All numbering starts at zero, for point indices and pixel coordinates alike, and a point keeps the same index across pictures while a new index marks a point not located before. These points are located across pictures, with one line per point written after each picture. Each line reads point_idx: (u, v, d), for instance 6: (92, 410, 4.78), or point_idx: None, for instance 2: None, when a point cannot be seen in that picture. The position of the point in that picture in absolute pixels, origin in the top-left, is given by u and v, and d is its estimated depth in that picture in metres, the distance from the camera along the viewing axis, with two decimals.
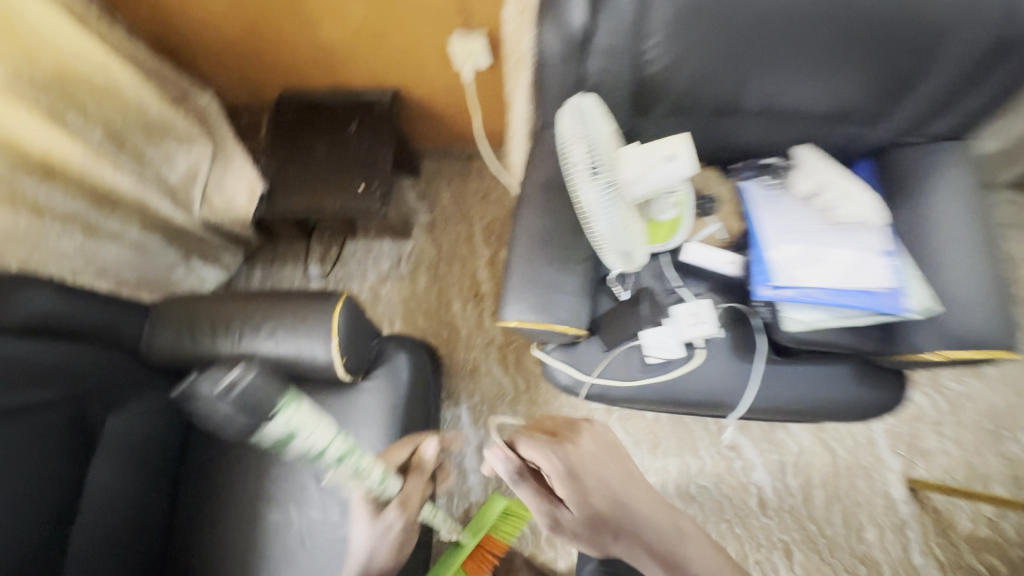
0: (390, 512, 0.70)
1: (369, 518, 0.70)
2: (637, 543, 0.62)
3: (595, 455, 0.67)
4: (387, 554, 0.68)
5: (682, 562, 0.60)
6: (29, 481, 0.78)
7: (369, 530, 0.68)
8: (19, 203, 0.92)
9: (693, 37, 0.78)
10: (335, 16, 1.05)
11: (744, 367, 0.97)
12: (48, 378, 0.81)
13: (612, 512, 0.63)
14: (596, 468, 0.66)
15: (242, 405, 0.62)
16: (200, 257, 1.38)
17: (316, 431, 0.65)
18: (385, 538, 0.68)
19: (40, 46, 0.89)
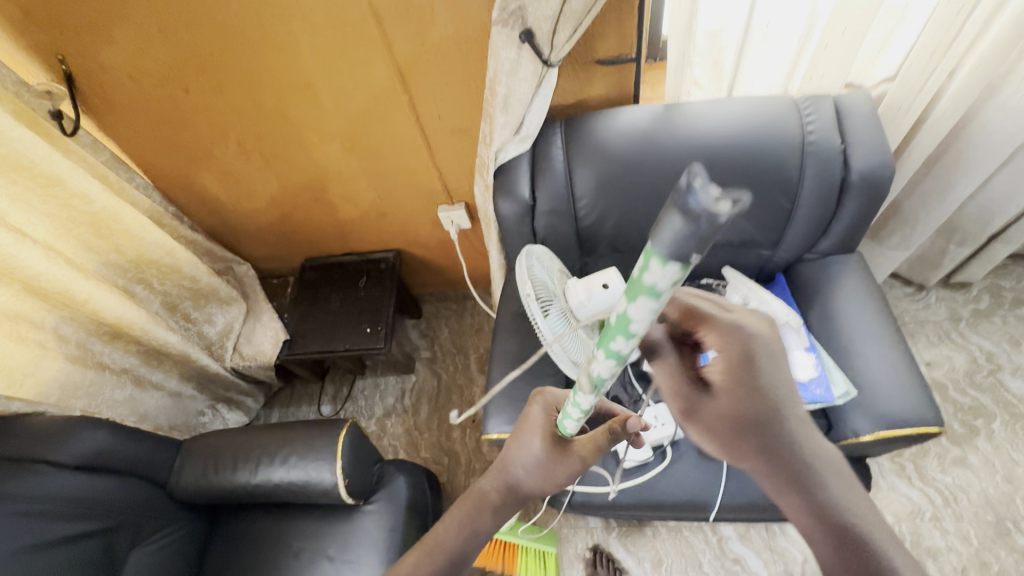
0: (573, 455, 0.59)
1: (544, 445, 0.60)
2: (784, 462, 0.52)
3: (766, 353, 0.55)
4: (539, 485, 0.59)
5: (818, 490, 0.52)
6: None
7: (535, 453, 0.60)
8: (90, 362, 1.15)
9: (613, 196, 1.03)
10: (350, 202, 1.36)
11: (712, 465, 1.05)
12: (87, 512, 0.95)
13: (768, 420, 0.53)
14: (763, 370, 0.54)
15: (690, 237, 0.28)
16: (225, 402, 1.56)
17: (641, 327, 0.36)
18: (548, 471, 0.59)
19: (131, 243, 1.20)
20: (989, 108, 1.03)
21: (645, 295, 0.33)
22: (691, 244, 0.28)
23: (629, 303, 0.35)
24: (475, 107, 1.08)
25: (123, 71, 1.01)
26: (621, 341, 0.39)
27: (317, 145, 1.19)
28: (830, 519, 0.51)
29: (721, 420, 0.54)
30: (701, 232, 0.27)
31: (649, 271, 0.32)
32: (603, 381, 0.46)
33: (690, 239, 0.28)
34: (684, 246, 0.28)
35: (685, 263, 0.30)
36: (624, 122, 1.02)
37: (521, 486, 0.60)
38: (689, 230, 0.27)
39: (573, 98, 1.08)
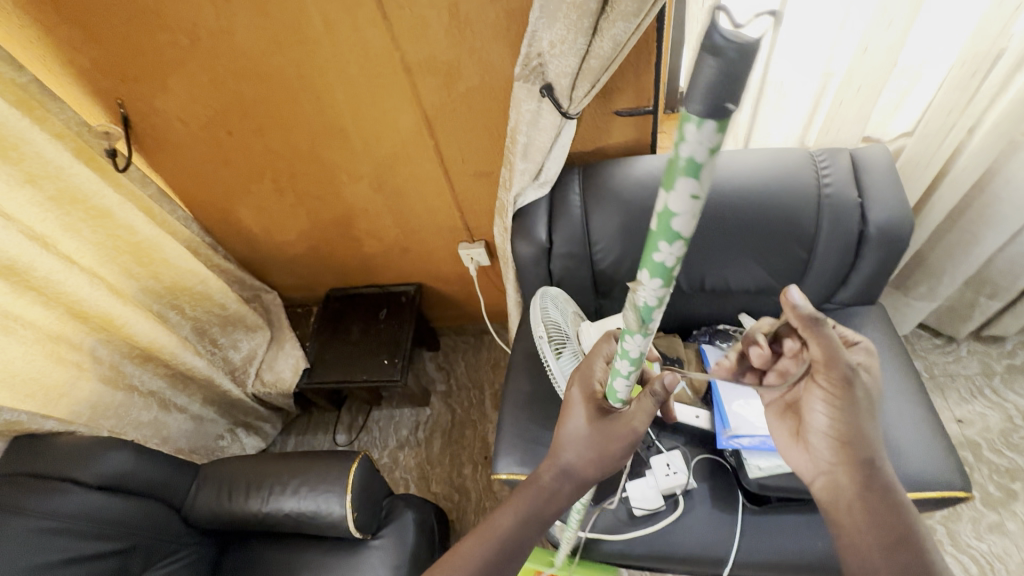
0: (622, 425, 0.56)
1: (591, 420, 0.58)
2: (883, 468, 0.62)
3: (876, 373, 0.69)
4: (590, 464, 0.57)
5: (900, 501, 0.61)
6: None
7: (584, 431, 0.58)
8: (121, 384, 1.21)
9: (628, 242, 1.05)
10: (374, 237, 1.41)
11: (726, 519, 1.02)
12: (103, 531, 0.98)
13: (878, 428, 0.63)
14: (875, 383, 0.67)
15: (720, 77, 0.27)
16: (245, 427, 1.59)
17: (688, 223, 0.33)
18: (598, 446, 0.56)
19: (167, 270, 1.26)
20: (1012, 164, 1.02)
21: (685, 173, 0.31)
22: (730, 74, 0.27)
23: (668, 192, 0.33)
24: (496, 152, 1.13)
25: (173, 114, 1.10)
26: (664, 252, 0.36)
27: (345, 184, 1.25)
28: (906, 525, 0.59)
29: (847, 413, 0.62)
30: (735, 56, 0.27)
31: (684, 138, 0.30)
32: (651, 315, 0.41)
33: (725, 76, 0.27)
34: (728, 81, 0.27)
35: (724, 115, 0.28)
36: (641, 170, 1.04)
37: (573, 469, 0.59)
38: (721, 67, 0.27)
39: (592, 145, 1.11)
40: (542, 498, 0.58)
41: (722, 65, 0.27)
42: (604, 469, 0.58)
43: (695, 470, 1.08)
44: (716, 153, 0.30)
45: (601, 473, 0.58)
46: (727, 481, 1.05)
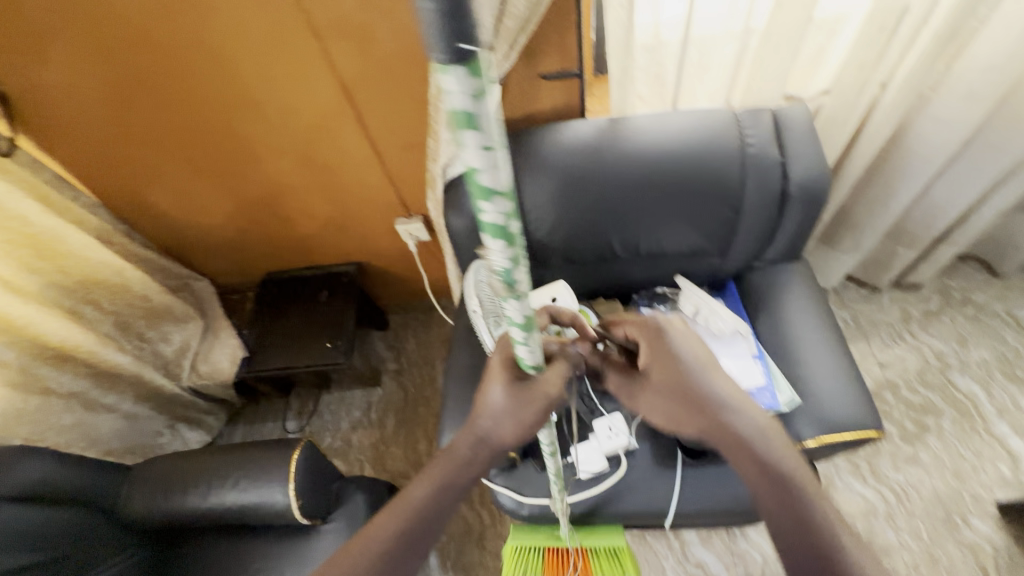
0: (535, 391, 0.55)
1: (505, 387, 0.56)
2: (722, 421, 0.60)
3: (680, 331, 0.67)
4: (511, 431, 0.56)
5: (762, 447, 0.58)
6: None
7: (501, 402, 0.56)
8: (36, 387, 1.12)
9: (562, 210, 1.04)
10: (306, 216, 1.35)
11: (666, 474, 1.06)
12: (23, 544, 0.92)
13: (707, 392, 0.61)
14: (681, 342, 0.65)
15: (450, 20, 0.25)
16: (186, 422, 1.53)
17: (498, 170, 0.33)
18: (515, 413, 0.55)
19: (75, 262, 1.17)
20: (923, 118, 1.06)
21: (464, 126, 0.30)
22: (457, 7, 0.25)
23: (464, 149, 0.32)
24: (423, 121, 1.08)
25: (60, 91, 0.99)
26: (491, 211, 0.35)
27: (266, 161, 1.18)
28: (771, 471, 0.56)
29: (662, 405, 0.64)
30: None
31: (447, 89, 0.29)
32: (516, 278, 0.41)
33: (454, 13, 0.25)
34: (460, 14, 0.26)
35: (469, 55, 0.27)
36: (571, 136, 1.03)
37: (491, 437, 0.58)
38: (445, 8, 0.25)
39: (522, 111, 1.08)
40: (459, 467, 0.59)
41: (440, 3, 0.25)
42: (523, 434, 0.57)
43: (636, 431, 1.11)
44: (483, 96, 0.29)
45: (519, 439, 0.57)
46: (667, 438, 1.09)
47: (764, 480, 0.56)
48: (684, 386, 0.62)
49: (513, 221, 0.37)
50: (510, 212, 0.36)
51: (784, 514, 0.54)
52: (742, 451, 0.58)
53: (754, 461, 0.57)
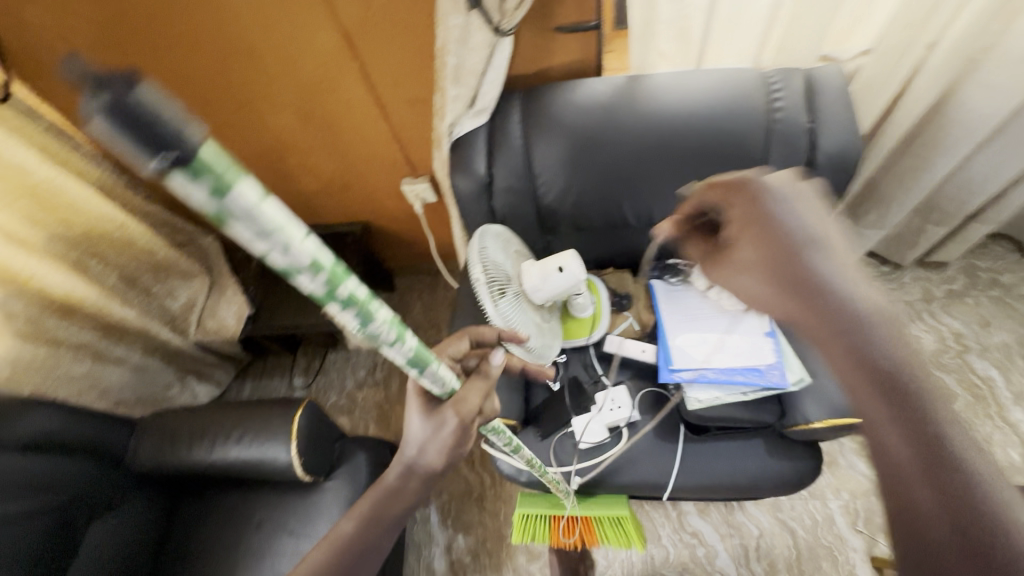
0: (447, 414, 0.58)
1: (423, 414, 0.60)
2: (818, 302, 0.52)
3: (786, 196, 0.57)
4: (438, 455, 0.58)
5: (868, 337, 0.48)
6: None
7: (420, 428, 0.60)
8: (44, 338, 1.12)
9: (573, 174, 0.99)
10: (309, 172, 1.31)
11: (666, 447, 1.05)
12: (37, 490, 0.95)
13: (803, 273, 0.54)
14: (785, 212, 0.56)
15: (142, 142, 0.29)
16: (195, 376, 1.55)
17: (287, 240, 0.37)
18: (435, 436, 0.58)
19: (79, 216, 1.15)
20: (969, 85, 0.97)
21: (232, 222, 0.35)
22: (138, 124, 0.29)
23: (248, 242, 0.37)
24: (429, 75, 1.02)
25: (51, 34, 0.95)
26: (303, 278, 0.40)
27: (265, 113, 1.13)
28: (877, 365, 0.46)
29: (757, 286, 0.59)
30: (123, 113, 0.28)
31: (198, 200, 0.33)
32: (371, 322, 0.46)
33: (150, 134, 0.29)
34: (150, 130, 0.29)
35: (193, 169, 0.32)
36: (585, 95, 0.97)
37: (416, 464, 0.60)
38: (139, 134, 0.29)
39: (535, 67, 1.01)
40: (390, 497, 0.60)
41: (130, 133, 0.29)
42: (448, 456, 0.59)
43: (640, 403, 1.10)
44: (232, 194, 0.34)
45: (445, 461, 0.59)
46: (670, 412, 1.08)
47: (867, 374, 0.46)
48: (783, 265, 0.55)
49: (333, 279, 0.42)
50: (324, 274, 0.41)
51: (888, 415, 0.44)
52: (840, 341, 0.49)
53: (847, 351, 0.48)
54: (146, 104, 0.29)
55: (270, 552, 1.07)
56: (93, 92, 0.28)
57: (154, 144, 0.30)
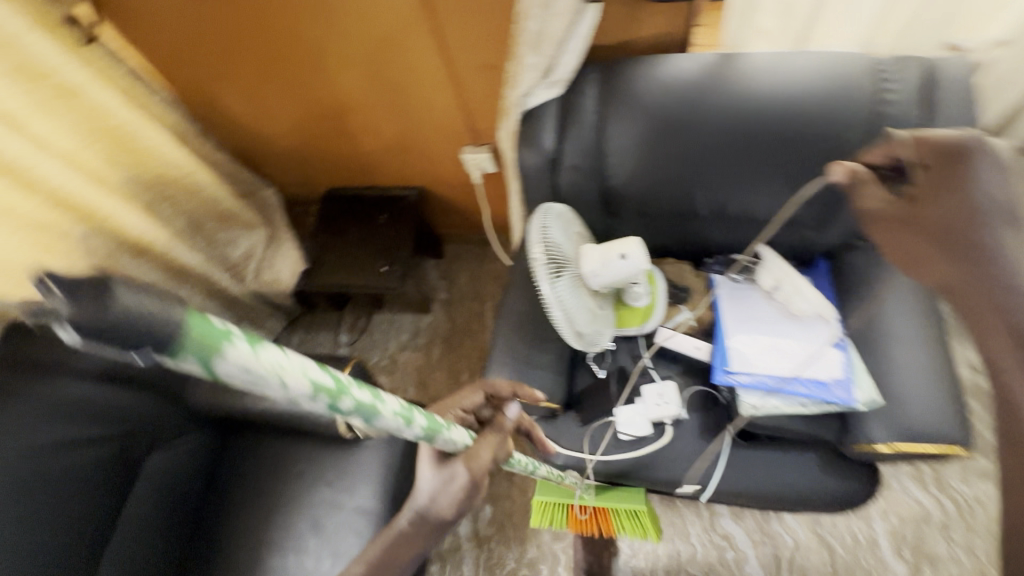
0: (458, 466, 0.60)
1: (433, 464, 0.62)
2: (992, 277, 0.50)
3: (992, 166, 0.54)
4: (447, 507, 0.60)
5: None
6: (74, 504, 0.96)
7: (429, 477, 0.61)
8: (117, 275, 1.18)
9: (645, 156, 0.93)
10: (370, 134, 1.30)
11: (711, 450, 1.01)
12: (104, 418, 1.03)
13: (979, 245, 0.52)
14: (984, 181, 0.54)
15: (137, 336, 0.28)
16: (249, 322, 1.61)
17: (293, 381, 0.37)
18: (447, 483, 0.60)
19: (151, 159, 1.19)
20: None
21: (243, 380, 0.34)
22: (117, 332, 0.28)
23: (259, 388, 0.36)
24: (505, 41, 0.97)
25: None
26: (316, 404, 0.40)
27: (333, 70, 1.12)
28: None
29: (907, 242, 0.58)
30: (99, 326, 0.27)
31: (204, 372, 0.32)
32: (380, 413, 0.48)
33: (145, 328, 0.28)
34: (134, 334, 0.28)
35: (194, 348, 0.30)
36: (669, 72, 0.90)
37: (427, 511, 0.60)
38: (138, 330, 0.28)
39: (616, 38, 0.95)
40: (397, 542, 0.61)
41: (124, 333, 0.28)
42: (456, 510, 0.60)
43: (687, 402, 1.06)
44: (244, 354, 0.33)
45: (455, 512, 0.60)
46: (719, 413, 1.04)
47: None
48: (954, 224, 0.54)
49: (343, 391, 0.42)
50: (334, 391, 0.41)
51: None
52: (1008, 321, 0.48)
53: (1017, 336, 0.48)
54: (115, 312, 0.28)
55: (310, 499, 1.15)
56: (70, 305, 0.27)
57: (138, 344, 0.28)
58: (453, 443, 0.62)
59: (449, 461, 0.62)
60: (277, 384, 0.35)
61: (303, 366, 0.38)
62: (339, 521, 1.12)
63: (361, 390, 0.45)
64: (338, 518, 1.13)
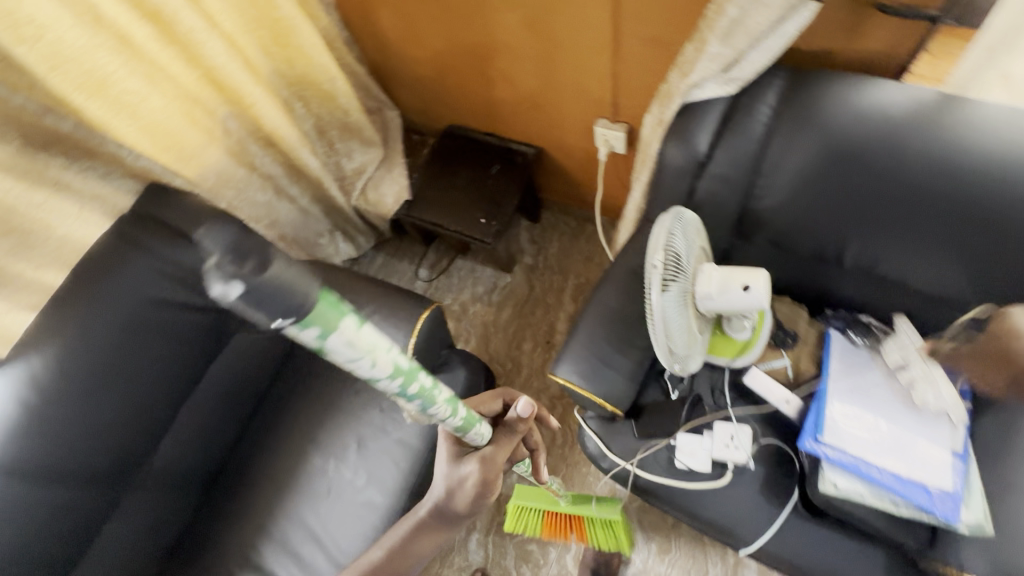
0: (471, 463, 0.69)
1: (450, 460, 0.71)
2: None
3: None
4: (462, 501, 0.70)
5: None
6: (167, 362, 1.06)
7: (444, 473, 0.71)
8: (245, 161, 1.26)
9: (806, 184, 0.83)
10: (509, 84, 1.25)
11: (767, 508, 0.95)
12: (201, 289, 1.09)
13: None
14: None
15: (280, 297, 0.38)
16: (342, 233, 1.67)
17: (379, 357, 0.47)
18: (461, 485, 0.70)
19: (300, 58, 1.22)
20: None
21: (344, 351, 0.45)
22: (266, 293, 0.37)
23: (352, 363, 0.47)
24: (689, 18, 0.87)
25: None
26: (387, 382, 0.51)
27: (494, 10, 1.07)
28: None
29: None
30: (257, 286, 0.37)
31: (320, 341, 0.43)
32: (434, 401, 0.57)
33: (287, 290, 0.38)
34: (280, 298, 0.38)
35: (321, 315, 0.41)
36: (871, 99, 0.78)
37: (444, 505, 0.72)
38: (281, 290, 0.38)
39: (841, 31, 0.82)
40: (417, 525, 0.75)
41: (273, 292, 0.38)
42: (470, 504, 0.70)
43: (757, 452, 0.99)
44: (353, 329, 0.44)
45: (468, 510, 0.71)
46: (788, 475, 0.96)
47: None
48: None
49: (411, 374, 0.52)
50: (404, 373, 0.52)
51: None
52: None
53: None
54: (268, 276, 0.37)
55: (361, 417, 1.21)
56: (234, 266, 0.37)
57: (286, 305, 0.39)
58: (480, 436, 0.68)
59: (463, 459, 0.70)
60: (367, 357, 0.46)
61: (390, 350, 0.49)
62: (382, 446, 1.18)
63: (426, 377, 0.55)
64: (381, 442, 1.19)
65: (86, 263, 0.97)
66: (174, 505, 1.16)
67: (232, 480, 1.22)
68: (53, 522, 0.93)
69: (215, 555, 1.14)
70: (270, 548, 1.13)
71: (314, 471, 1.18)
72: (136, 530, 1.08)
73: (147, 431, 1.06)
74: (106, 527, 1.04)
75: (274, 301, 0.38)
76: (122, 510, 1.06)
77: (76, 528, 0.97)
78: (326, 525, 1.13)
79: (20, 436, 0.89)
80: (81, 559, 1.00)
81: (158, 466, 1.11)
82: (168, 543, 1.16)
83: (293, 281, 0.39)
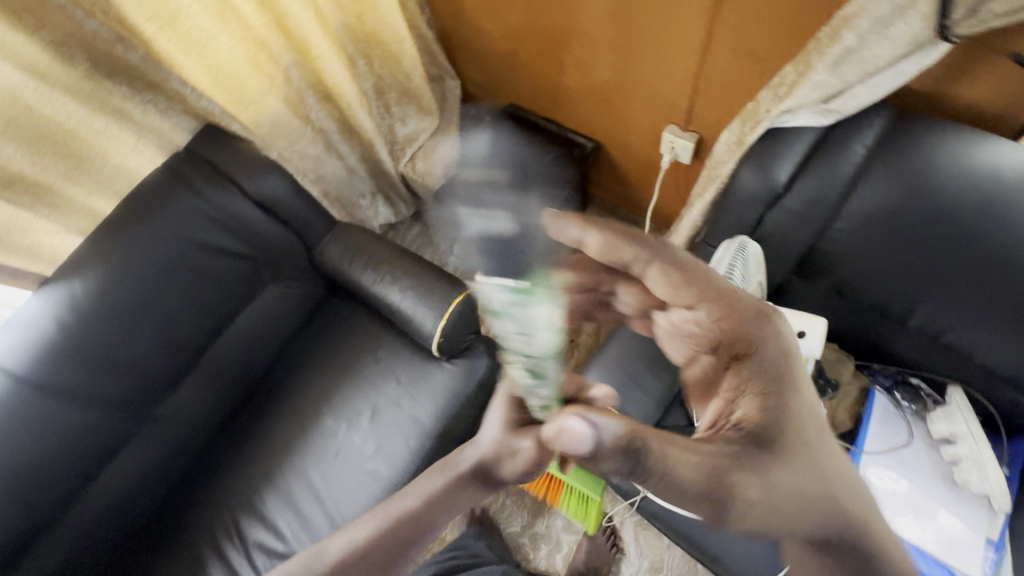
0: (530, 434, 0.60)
1: (502, 429, 0.62)
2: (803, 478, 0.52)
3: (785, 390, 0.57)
4: (513, 471, 0.60)
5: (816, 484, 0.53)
6: (199, 304, 1.07)
7: (497, 436, 0.61)
8: (300, 113, 1.24)
9: (884, 234, 0.77)
10: (581, 73, 1.19)
11: (774, 556, 0.93)
12: (242, 237, 1.08)
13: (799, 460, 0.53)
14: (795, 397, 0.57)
15: (509, 243, 0.50)
16: (384, 197, 1.65)
17: (539, 317, 0.52)
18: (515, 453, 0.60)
19: (372, 15, 1.18)
20: None
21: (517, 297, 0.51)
22: (505, 242, 0.51)
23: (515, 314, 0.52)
24: (792, 37, 0.81)
25: None
26: (524, 345, 0.54)
27: None
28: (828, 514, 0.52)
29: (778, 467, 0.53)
30: (506, 233, 0.51)
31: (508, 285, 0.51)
32: (541, 381, 0.57)
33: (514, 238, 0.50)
34: (512, 251, 0.51)
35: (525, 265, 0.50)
36: (976, 159, 0.72)
37: (489, 468, 0.61)
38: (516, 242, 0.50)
39: (945, 73, 0.76)
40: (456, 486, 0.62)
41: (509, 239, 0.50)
42: (519, 475, 0.61)
43: None
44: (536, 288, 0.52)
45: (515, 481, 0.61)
46: None
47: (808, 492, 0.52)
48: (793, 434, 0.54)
49: (543, 349, 0.55)
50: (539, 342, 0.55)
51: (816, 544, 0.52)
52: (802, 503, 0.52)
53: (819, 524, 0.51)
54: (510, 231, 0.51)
55: (379, 387, 1.21)
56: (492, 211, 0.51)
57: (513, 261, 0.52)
58: (542, 412, 0.61)
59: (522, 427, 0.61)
60: (531, 312, 0.52)
61: (548, 319, 0.54)
62: (394, 420, 1.18)
63: (548, 360, 0.57)
64: (394, 416, 1.18)
65: (136, 196, 0.98)
66: (188, 442, 1.18)
67: (245, 426, 1.23)
68: (76, 441, 0.97)
69: (221, 496, 1.17)
70: (273, 498, 1.16)
71: (326, 431, 1.20)
72: (149, 460, 1.11)
73: (171, 367, 1.08)
74: (122, 453, 1.08)
75: (490, 226, 0.50)
76: (138, 440, 1.09)
77: (95, 449, 1.01)
78: (330, 485, 1.15)
79: (54, 355, 0.92)
80: (93, 480, 1.04)
81: (178, 402, 1.13)
82: (175, 477, 1.19)
83: (524, 243, 0.52)
